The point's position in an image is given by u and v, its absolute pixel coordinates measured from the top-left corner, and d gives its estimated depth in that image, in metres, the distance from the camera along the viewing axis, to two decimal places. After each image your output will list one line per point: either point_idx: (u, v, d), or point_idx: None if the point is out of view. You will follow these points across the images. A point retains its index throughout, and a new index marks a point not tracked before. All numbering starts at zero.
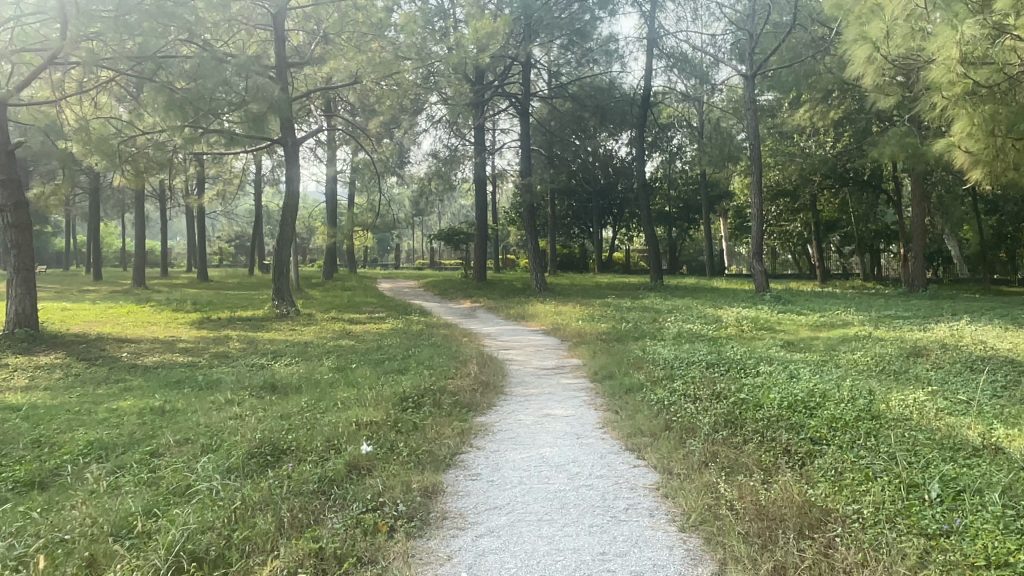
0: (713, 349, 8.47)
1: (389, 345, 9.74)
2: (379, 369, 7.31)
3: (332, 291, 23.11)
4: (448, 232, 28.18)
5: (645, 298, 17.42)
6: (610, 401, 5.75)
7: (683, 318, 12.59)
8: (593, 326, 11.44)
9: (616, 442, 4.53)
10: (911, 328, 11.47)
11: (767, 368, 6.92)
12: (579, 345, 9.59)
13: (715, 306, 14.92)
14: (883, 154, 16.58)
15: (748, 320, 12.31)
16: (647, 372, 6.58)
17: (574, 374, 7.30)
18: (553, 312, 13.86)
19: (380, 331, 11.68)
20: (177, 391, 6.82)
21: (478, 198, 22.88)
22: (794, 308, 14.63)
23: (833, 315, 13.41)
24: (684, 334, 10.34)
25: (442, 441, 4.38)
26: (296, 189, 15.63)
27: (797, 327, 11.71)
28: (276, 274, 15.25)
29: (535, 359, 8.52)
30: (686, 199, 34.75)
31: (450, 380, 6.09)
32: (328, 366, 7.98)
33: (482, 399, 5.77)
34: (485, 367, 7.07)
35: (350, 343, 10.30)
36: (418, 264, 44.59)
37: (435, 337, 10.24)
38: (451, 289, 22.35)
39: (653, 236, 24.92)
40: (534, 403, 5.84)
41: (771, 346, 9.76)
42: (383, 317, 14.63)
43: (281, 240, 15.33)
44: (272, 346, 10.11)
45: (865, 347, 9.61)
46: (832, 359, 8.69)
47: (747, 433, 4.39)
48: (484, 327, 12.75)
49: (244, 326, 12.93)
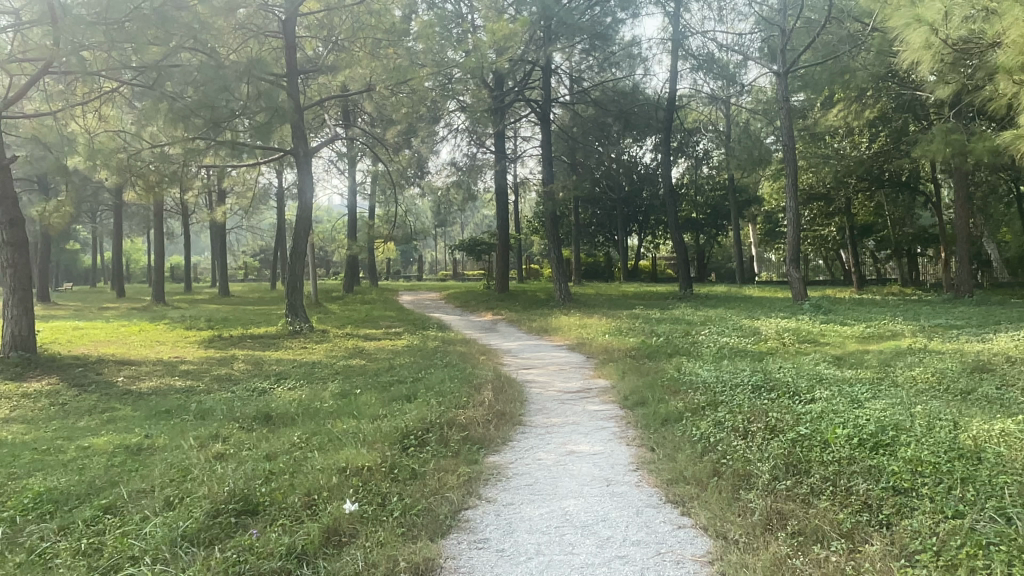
0: (755, 367, 7.66)
1: (401, 365, 9.05)
2: (383, 397, 6.59)
3: (351, 305, 22.53)
4: (470, 242, 27.53)
5: (675, 309, 16.54)
6: (644, 435, 4.98)
7: (717, 331, 11.74)
8: (621, 340, 10.66)
9: (654, 494, 3.77)
10: (968, 338, 10.52)
11: (820, 391, 6.11)
12: (606, 363, 8.82)
13: (751, 316, 14.02)
14: (927, 153, 15.57)
15: (788, 333, 11.44)
16: (684, 397, 5.79)
17: (601, 399, 6.52)
18: (578, 326, 13.07)
19: (394, 349, 10.99)
20: (163, 424, 6.17)
21: (500, 208, 22.19)
22: (837, 318, 13.69)
23: (880, 325, 12.47)
24: (719, 350, 9.52)
25: (445, 494, 3.65)
26: (309, 201, 15.03)
27: (842, 340, 10.82)
28: (289, 289, 14.67)
29: (558, 380, 7.77)
30: (714, 204, 33.75)
31: (461, 411, 5.35)
32: (331, 392, 7.30)
33: (497, 434, 5.02)
34: (501, 393, 6.31)
35: (361, 363, 9.62)
36: (441, 276, 43.94)
37: (451, 355, 9.57)
38: (473, 302, 21.65)
39: (681, 244, 24.05)
40: (555, 437, 5.08)
41: (818, 362, 8.91)
42: (400, 333, 13.97)
43: (294, 254, 14.73)
44: (278, 368, 9.48)
45: (923, 363, 8.72)
46: (889, 378, 7.82)
47: (815, 482, 3.59)
48: (505, 343, 12.01)
49: (254, 345, 12.34)
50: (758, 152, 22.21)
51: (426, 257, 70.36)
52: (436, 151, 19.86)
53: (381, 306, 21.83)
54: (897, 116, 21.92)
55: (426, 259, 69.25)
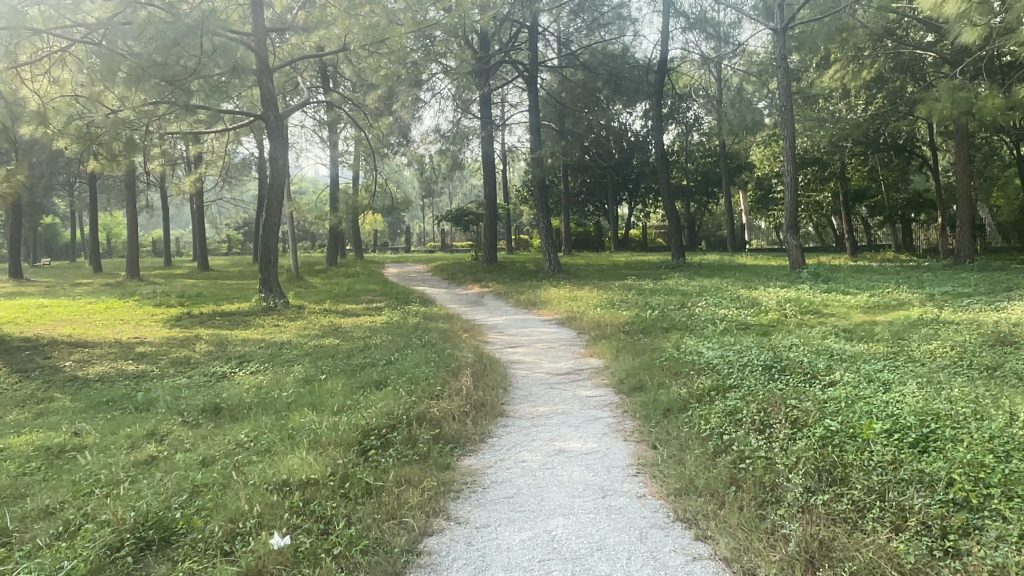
0: (760, 343, 6.99)
1: (375, 345, 8.33)
2: (350, 384, 5.89)
3: (333, 279, 21.75)
4: (457, 213, 26.67)
5: (668, 278, 15.86)
6: (644, 428, 4.30)
7: (714, 302, 11.06)
8: (614, 313, 10.00)
9: (660, 510, 3.10)
10: (981, 307, 9.87)
11: (839, 372, 5.44)
12: (598, 340, 8.15)
13: (747, 286, 13.35)
14: (933, 112, 14.83)
15: (790, 303, 10.79)
16: (689, 381, 5.11)
17: (593, 382, 5.84)
18: (567, 299, 12.37)
19: (370, 327, 10.24)
20: (98, 418, 5.47)
21: (486, 176, 21.35)
22: (839, 286, 13.03)
23: (885, 294, 11.83)
24: (719, 324, 8.84)
25: (404, 518, 2.95)
26: (281, 169, 14.16)
27: (847, 311, 10.20)
28: (263, 263, 13.90)
29: (546, 360, 7.08)
30: (705, 171, 32.94)
31: (433, 402, 4.65)
32: (294, 378, 6.58)
33: (474, 431, 4.33)
34: (481, 378, 5.61)
35: (333, 343, 8.90)
36: (428, 247, 43.00)
37: (431, 333, 8.87)
38: (459, 274, 20.91)
39: (674, 211, 23.34)
40: (541, 431, 4.39)
41: (825, 335, 8.26)
42: (380, 308, 13.23)
43: (267, 226, 13.93)
44: (243, 349, 8.76)
45: (938, 335, 8.07)
46: (904, 352, 7.22)
47: (858, 494, 2.92)
48: (490, 318, 11.31)
49: (223, 324, 11.58)
50: (750, 116, 21.49)
51: (414, 228, 69.19)
52: (419, 116, 18.93)
53: (363, 280, 21.03)
54: (895, 76, 21.16)
55: (413, 230, 68.12)
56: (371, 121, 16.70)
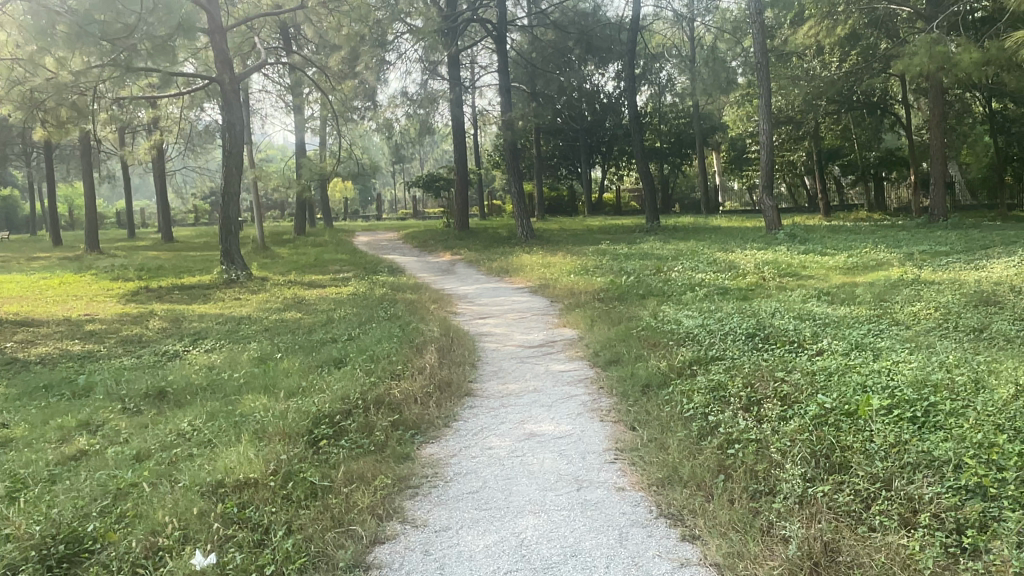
0: (740, 310, 6.68)
1: (338, 319, 7.91)
2: (307, 362, 5.49)
3: (300, 248, 21.13)
4: (427, 178, 26.01)
5: (643, 242, 15.52)
6: (621, 407, 3.98)
7: (690, 266, 10.75)
8: (588, 280, 9.68)
9: (641, 504, 2.78)
10: (960, 266, 9.67)
11: (824, 339, 5.16)
12: (572, 308, 7.82)
13: (724, 249, 13.05)
14: (910, 68, 14.53)
15: (767, 266, 10.52)
16: (669, 353, 4.79)
17: (567, 355, 5.51)
18: (540, 266, 11.99)
19: (335, 299, 9.79)
20: (31, 407, 5.02)
21: (456, 140, 20.75)
22: (816, 247, 12.78)
23: (863, 254, 11.60)
24: (697, 290, 8.53)
25: (353, 525, 2.60)
26: (239, 135, 13.49)
27: (826, 272, 9.96)
28: (223, 234, 13.31)
29: (518, 331, 6.74)
30: (679, 133, 32.54)
31: (392, 383, 4.29)
32: (248, 356, 6.15)
33: (437, 415, 3.98)
34: (447, 354, 5.24)
35: (294, 318, 8.45)
36: (400, 215, 42.26)
37: (398, 304, 8.47)
38: (431, 241, 20.43)
39: (648, 174, 22.98)
40: (510, 413, 4.04)
41: (805, 298, 7.98)
42: (347, 279, 12.75)
43: (226, 195, 13.30)
44: (198, 325, 8.29)
45: (920, 296, 7.84)
46: (888, 315, 6.98)
47: (861, 483, 2.62)
48: (460, 287, 10.91)
49: (181, 298, 11.05)
50: (724, 75, 21.06)
51: (385, 195, 68.01)
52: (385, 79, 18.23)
53: (332, 249, 20.42)
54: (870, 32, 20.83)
55: (384, 197, 67.02)
56: (334, 84, 16.00)
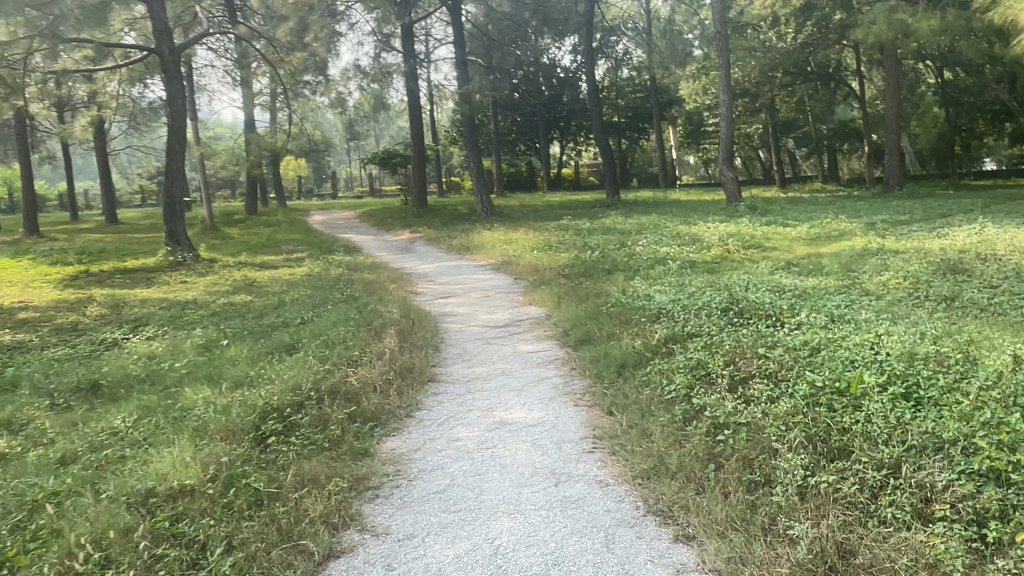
0: (711, 284, 6.47)
1: (291, 302, 7.50)
2: (255, 349, 5.11)
3: (251, 229, 20.40)
4: (383, 154, 25.23)
5: (605, 217, 15.28)
6: (596, 391, 3.72)
7: (654, 240, 10.53)
8: (552, 256, 9.40)
9: (626, 500, 2.53)
10: (923, 234, 9.63)
11: (802, 311, 4.95)
12: (536, 286, 7.53)
13: (686, 222, 12.88)
14: (868, 36, 14.44)
15: (732, 238, 10.36)
16: (643, 332, 4.54)
17: (535, 335, 5.23)
18: (502, 242, 11.65)
19: (288, 281, 9.33)
20: None
21: (412, 115, 20.17)
22: (778, 219, 12.69)
23: (825, 224, 11.51)
24: (663, 264, 8.30)
25: (303, 540, 2.30)
26: (181, 109, 12.78)
27: (790, 243, 9.85)
28: (167, 214, 12.65)
29: (482, 311, 6.44)
30: (636, 106, 32.09)
31: (349, 371, 3.95)
32: (192, 344, 5.72)
33: (398, 404, 3.67)
34: (407, 337, 4.91)
35: (244, 301, 7.99)
36: (356, 193, 41.39)
37: (354, 285, 8.07)
38: (388, 219, 19.94)
39: (607, 148, 22.75)
40: (477, 400, 3.76)
41: (773, 270, 7.81)
42: (301, 259, 12.26)
43: (169, 172, 12.62)
44: (140, 311, 7.77)
45: (887, 265, 7.73)
46: (858, 286, 6.84)
47: (865, 470, 2.39)
48: (420, 266, 10.54)
49: (123, 283, 10.45)
50: (680, 47, 20.84)
51: (340, 173, 66.63)
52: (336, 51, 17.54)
53: (285, 229, 19.74)
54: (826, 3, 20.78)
55: (339, 175, 65.68)
56: (281, 56, 15.32)
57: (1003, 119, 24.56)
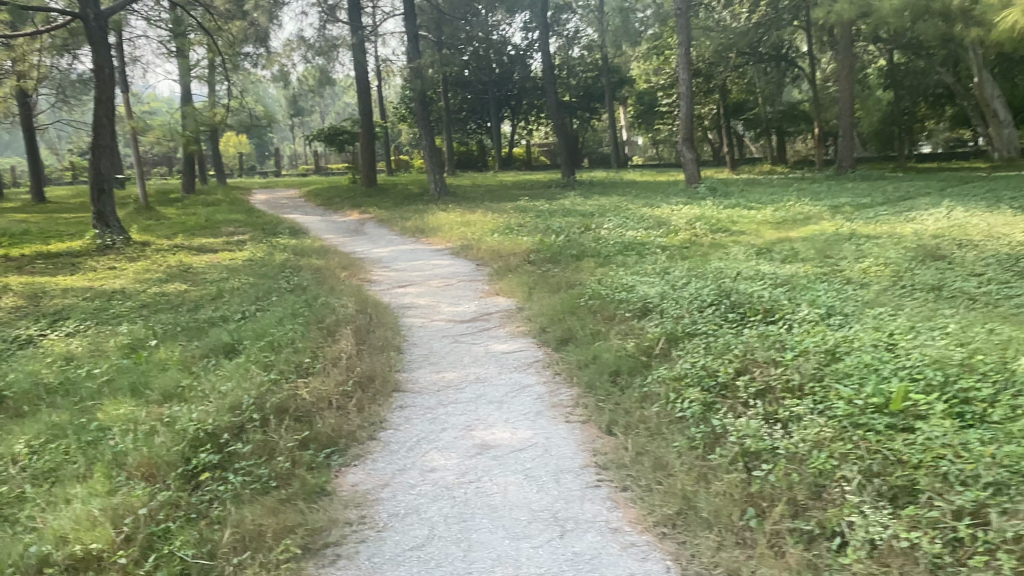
0: (691, 272, 6.05)
1: (232, 292, 6.82)
2: (190, 352, 4.48)
3: (189, 208, 19.30)
4: (329, 131, 23.91)
5: (563, 198, 14.80)
6: (588, 404, 3.23)
7: (618, 224, 10.07)
8: (513, 240, 8.87)
9: (653, 558, 2.07)
10: (892, 219, 9.41)
11: (799, 305, 4.55)
12: (501, 274, 7.01)
13: (649, 204, 12.48)
14: (830, 15, 14.18)
15: (698, 221, 10.01)
16: (633, 330, 4.09)
17: (508, 332, 4.73)
18: (459, 225, 11.06)
19: (228, 268, 8.57)
20: None
21: (360, 90, 19.27)
22: (741, 201, 12.40)
23: (790, 207, 11.25)
24: (634, 250, 7.88)
25: None
26: (107, 79, 11.70)
27: (757, 227, 9.54)
28: (95, 192, 11.63)
29: (445, 303, 5.89)
30: (587, 86, 31.50)
31: (299, 383, 3.40)
32: (117, 344, 5.02)
33: (360, 424, 3.12)
34: (365, 337, 4.34)
35: (179, 291, 7.25)
36: (301, 171, 40.06)
37: (302, 273, 7.43)
38: (335, 198, 19.08)
39: (562, 127, 22.25)
40: (452, 415, 3.24)
41: (748, 256, 7.43)
42: (243, 242, 11.48)
43: (97, 147, 11.57)
44: (61, 303, 6.96)
45: (863, 251, 7.44)
46: (839, 273, 6.51)
47: (943, 519, 1.95)
48: (372, 250, 9.89)
49: (45, 268, 9.51)
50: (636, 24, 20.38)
51: (283, 150, 64.62)
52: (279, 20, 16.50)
53: (226, 209, 18.68)
54: None
55: (283, 152, 63.77)
56: (219, 24, 14.29)
57: (944, 102, 25.10)
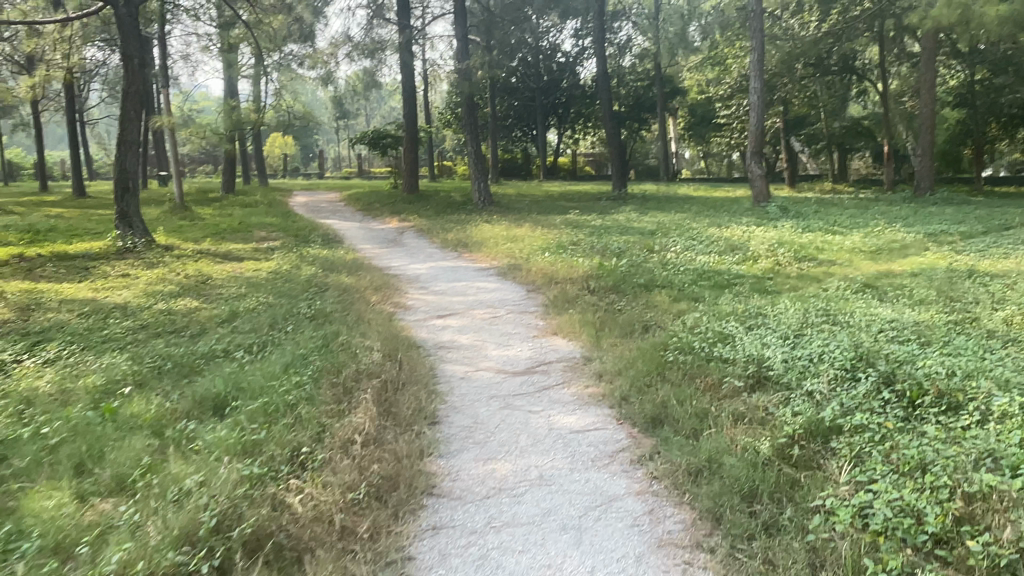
0: (797, 316, 4.91)
1: (242, 317, 5.84)
2: (168, 409, 3.49)
3: (225, 209, 18.63)
4: (372, 134, 23.10)
5: (617, 213, 13.69)
6: (715, 554, 2.15)
7: (686, 246, 8.94)
8: (568, 262, 7.77)
9: None
10: (1008, 253, 8.10)
11: (976, 380, 3.36)
12: (555, 306, 5.92)
13: (715, 223, 11.29)
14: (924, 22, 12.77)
15: (778, 246, 8.80)
16: (760, 421, 2.98)
17: (576, 399, 3.63)
18: (506, 240, 10.00)
19: (248, 281, 7.65)
20: None
21: (406, 94, 18.38)
22: (821, 223, 11.12)
23: (880, 233, 9.95)
24: (712, 281, 6.74)
25: None
26: (138, 72, 10.84)
27: (849, 256, 8.31)
28: (119, 190, 10.82)
29: (493, 344, 4.81)
30: (638, 95, 30.29)
31: (291, 494, 2.37)
32: (89, 385, 4.07)
33: (372, 570, 2.07)
34: (390, 403, 3.30)
35: (187, 310, 6.29)
36: (345, 173, 39.54)
37: (327, 293, 6.44)
38: (374, 204, 18.25)
39: (615, 137, 21.03)
40: (506, 556, 2.17)
41: (852, 295, 6.21)
42: (272, 250, 10.62)
43: (123, 142, 10.77)
44: (52, 317, 6.06)
45: (994, 294, 6.17)
46: (976, 323, 5.28)
47: None
48: (408, 265, 8.92)
49: (55, 272, 8.69)
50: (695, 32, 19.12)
51: (328, 153, 64.64)
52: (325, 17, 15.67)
53: (263, 211, 17.94)
54: None
55: (328, 156, 63.81)
56: (260, 19, 13.50)
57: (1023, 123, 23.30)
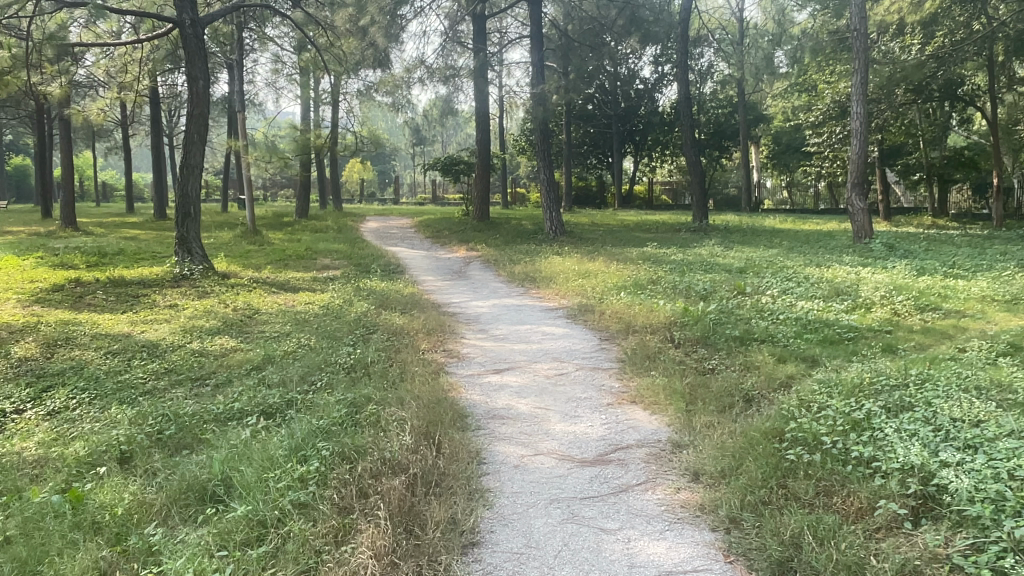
0: (954, 393, 3.83)
1: (275, 363, 5.13)
2: (141, 501, 2.76)
3: (295, 234, 18.47)
4: (445, 161, 22.75)
5: (699, 247, 12.64)
6: None
7: (784, 289, 7.88)
8: (647, 305, 6.84)
9: None
10: None
11: None
12: (633, 362, 5.00)
13: (813, 262, 10.15)
14: None
15: (894, 292, 7.62)
16: None
17: (667, 512, 2.71)
18: (578, 276, 9.14)
19: (295, 318, 7.02)
20: None
21: (480, 120, 17.87)
22: (937, 265, 9.83)
23: (1011, 278, 8.61)
24: (822, 336, 5.68)
25: None
26: (203, 95, 10.57)
27: (981, 306, 7.09)
28: (180, 215, 10.50)
29: (558, 415, 3.92)
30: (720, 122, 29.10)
31: None
32: (70, 452, 3.39)
33: None
34: (416, 517, 2.48)
35: (220, 351, 5.67)
36: (419, 199, 39.60)
37: (375, 337, 5.71)
38: (444, 231, 17.73)
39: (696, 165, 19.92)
40: None
41: (1003, 359, 5.07)
42: (330, 280, 10.09)
43: (185, 166, 10.45)
44: (75, 356, 5.53)
45: None
46: None
47: None
48: (470, 302, 8.14)
49: (105, 301, 8.32)
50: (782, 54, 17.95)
51: (404, 180, 65.44)
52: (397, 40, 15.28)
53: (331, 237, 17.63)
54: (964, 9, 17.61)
55: (404, 181, 64.56)
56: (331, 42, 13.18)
57: None
